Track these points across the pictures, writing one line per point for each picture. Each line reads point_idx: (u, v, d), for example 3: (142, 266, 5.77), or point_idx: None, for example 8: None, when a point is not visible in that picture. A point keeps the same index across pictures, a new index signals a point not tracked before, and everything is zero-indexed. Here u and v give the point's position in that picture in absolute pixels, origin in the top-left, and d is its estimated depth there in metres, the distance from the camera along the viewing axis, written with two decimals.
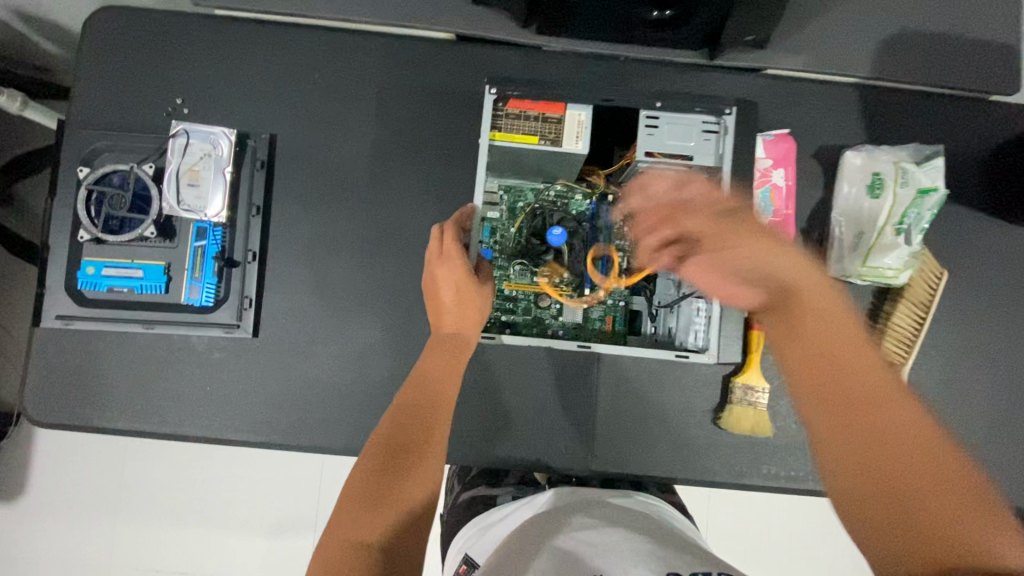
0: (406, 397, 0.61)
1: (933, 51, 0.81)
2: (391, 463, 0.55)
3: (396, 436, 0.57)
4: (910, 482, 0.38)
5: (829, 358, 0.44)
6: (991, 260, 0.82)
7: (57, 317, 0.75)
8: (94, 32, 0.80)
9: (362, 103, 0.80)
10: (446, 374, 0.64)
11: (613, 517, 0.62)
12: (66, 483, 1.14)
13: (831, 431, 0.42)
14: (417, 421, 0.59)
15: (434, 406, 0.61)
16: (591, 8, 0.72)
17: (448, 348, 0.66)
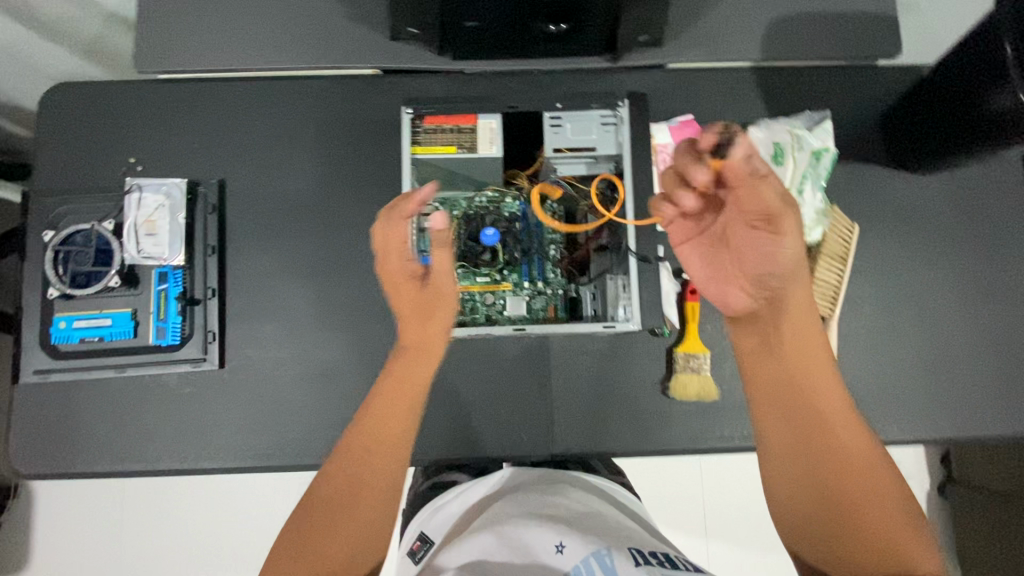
0: (358, 433, 0.59)
1: (814, 28, 0.89)
2: (335, 513, 0.54)
3: (346, 481, 0.56)
4: (829, 475, 0.50)
5: (787, 406, 0.54)
6: (898, 209, 0.89)
7: (34, 371, 0.80)
8: (50, 107, 0.87)
9: (298, 139, 0.87)
10: (400, 397, 0.62)
11: (565, 499, 0.65)
12: (64, 545, 1.16)
13: (777, 434, 0.54)
14: (370, 459, 0.57)
15: (388, 439, 0.59)
16: (494, 29, 0.79)
17: (410, 363, 0.65)
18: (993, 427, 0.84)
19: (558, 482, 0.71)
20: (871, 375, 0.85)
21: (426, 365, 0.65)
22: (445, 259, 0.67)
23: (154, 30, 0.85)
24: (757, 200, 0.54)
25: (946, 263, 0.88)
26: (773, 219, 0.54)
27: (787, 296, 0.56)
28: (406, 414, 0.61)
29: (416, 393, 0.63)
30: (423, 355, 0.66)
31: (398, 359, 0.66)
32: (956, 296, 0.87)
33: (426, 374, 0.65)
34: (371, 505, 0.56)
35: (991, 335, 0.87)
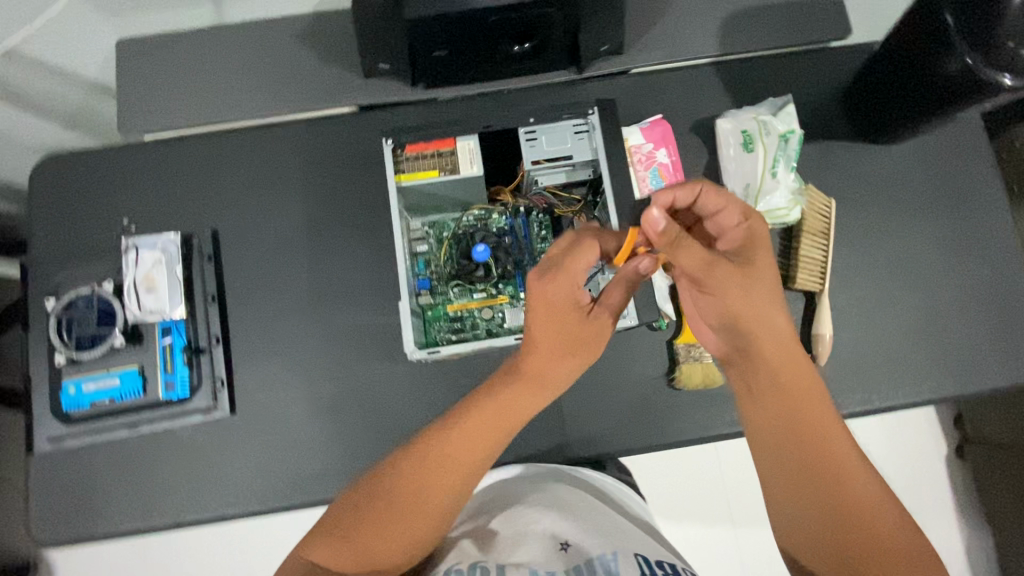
0: (443, 444, 0.57)
1: (766, 20, 0.93)
2: (400, 518, 0.54)
3: (415, 482, 0.56)
4: (835, 519, 0.51)
5: (782, 452, 0.54)
6: (871, 181, 0.92)
7: (48, 440, 0.80)
8: (41, 180, 0.89)
9: (285, 182, 0.89)
10: (492, 431, 0.59)
11: (570, 502, 0.66)
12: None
13: (775, 482, 0.55)
14: (442, 475, 0.57)
15: (465, 466, 0.57)
16: (461, 56, 0.83)
17: (512, 396, 0.60)
18: (993, 380, 0.86)
19: (558, 484, 0.72)
20: (867, 343, 0.87)
21: (530, 403, 0.61)
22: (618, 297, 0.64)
23: (136, 95, 0.88)
24: (697, 253, 0.56)
25: (924, 226, 0.91)
26: (717, 270, 0.57)
27: (760, 351, 0.56)
28: (489, 451, 0.59)
29: (506, 433, 0.60)
30: (528, 393, 0.60)
31: (505, 383, 0.61)
32: (938, 258, 0.90)
33: (522, 416, 0.61)
34: (424, 520, 0.55)
35: (978, 291, 0.89)
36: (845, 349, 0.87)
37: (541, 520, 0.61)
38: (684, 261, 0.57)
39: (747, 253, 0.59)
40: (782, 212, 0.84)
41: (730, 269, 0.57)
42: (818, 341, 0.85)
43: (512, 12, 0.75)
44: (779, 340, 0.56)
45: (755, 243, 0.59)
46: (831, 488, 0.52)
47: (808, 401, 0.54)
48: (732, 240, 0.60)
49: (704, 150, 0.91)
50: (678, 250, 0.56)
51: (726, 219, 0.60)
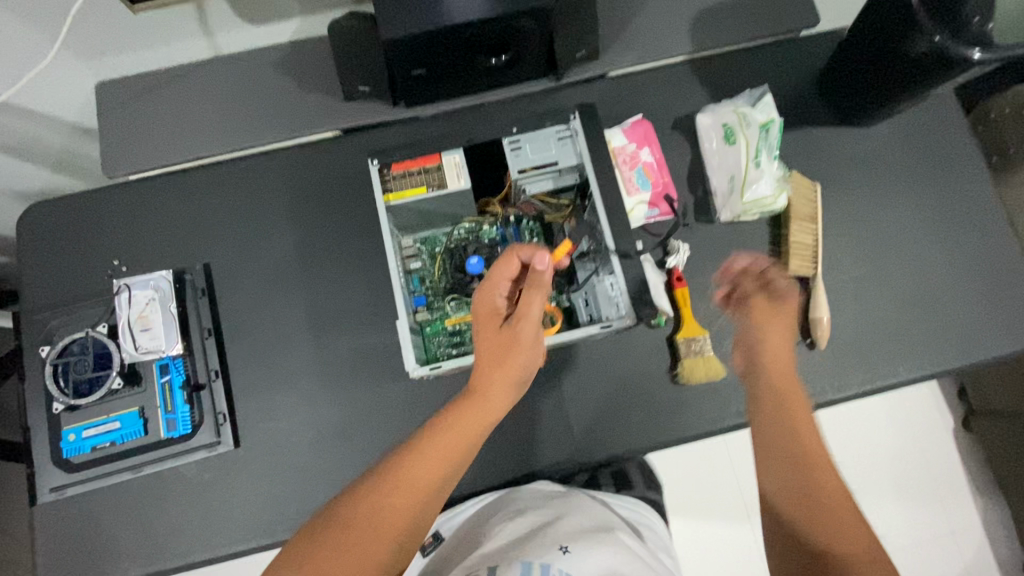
0: (412, 462, 0.56)
1: (736, 14, 0.94)
2: (359, 539, 0.51)
3: (376, 505, 0.53)
4: (821, 505, 0.51)
5: (777, 455, 0.56)
6: (854, 163, 0.93)
7: (51, 490, 0.79)
8: (29, 228, 0.89)
9: (275, 210, 0.89)
10: (446, 454, 0.58)
11: (582, 518, 0.75)
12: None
13: (768, 481, 0.55)
14: (400, 497, 0.54)
15: (426, 485, 0.55)
16: (439, 72, 0.83)
17: (463, 414, 0.61)
18: (994, 349, 0.86)
19: (570, 502, 0.79)
20: (866, 323, 0.87)
21: (483, 418, 0.62)
22: (536, 304, 0.64)
23: (120, 137, 0.88)
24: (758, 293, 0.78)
25: (910, 203, 0.92)
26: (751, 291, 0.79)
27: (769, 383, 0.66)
28: (449, 473, 0.57)
29: (463, 454, 0.59)
30: (477, 410, 0.62)
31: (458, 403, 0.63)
32: (927, 233, 0.91)
33: (479, 431, 0.61)
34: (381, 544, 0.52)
35: (969, 263, 0.89)
36: (844, 331, 0.87)
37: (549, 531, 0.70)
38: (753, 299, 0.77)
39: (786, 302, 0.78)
40: (769, 201, 0.85)
41: (766, 308, 0.77)
42: (817, 325, 0.85)
43: (487, 25, 0.76)
44: (783, 370, 0.68)
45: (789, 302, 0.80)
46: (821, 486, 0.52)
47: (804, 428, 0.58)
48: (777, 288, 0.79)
49: (686, 146, 0.92)
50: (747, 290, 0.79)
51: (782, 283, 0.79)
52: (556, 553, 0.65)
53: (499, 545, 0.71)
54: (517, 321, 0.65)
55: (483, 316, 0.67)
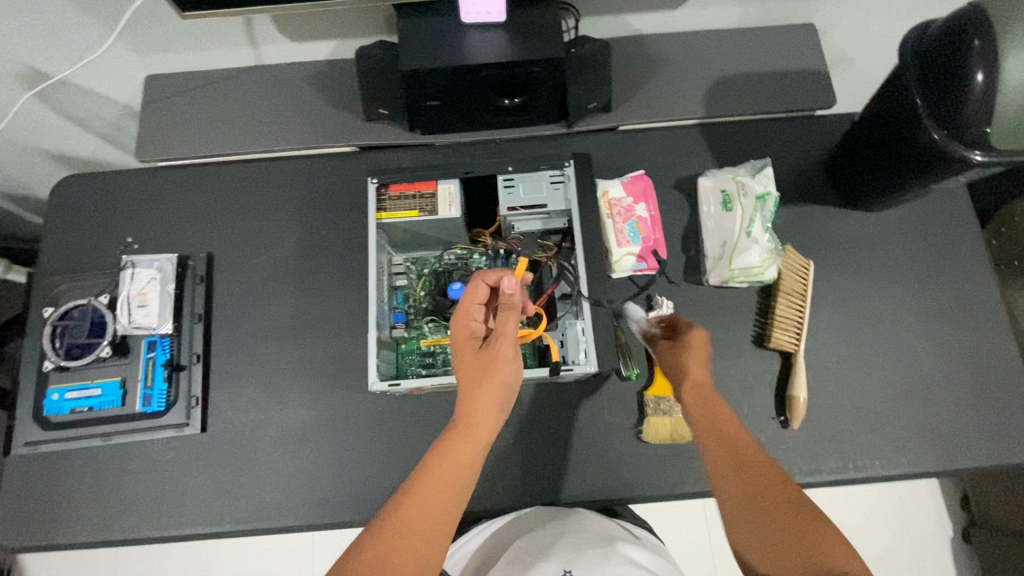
0: (409, 510, 0.52)
1: (753, 85, 0.96)
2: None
3: (377, 558, 0.49)
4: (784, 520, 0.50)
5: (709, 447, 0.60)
6: (853, 246, 0.92)
7: (25, 443, 0.83)
8: (60, 197, 0.96)
9: (283, 212, 0.94)
10: (446, 492, 0.54)
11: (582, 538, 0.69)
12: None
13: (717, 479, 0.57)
14: (404, 547, 0.50)
15: (430, 530, 0.52)
16: (452, 106, 0.87)
17: (458, 444, 0.58)
18: (980, 457, 0.82)
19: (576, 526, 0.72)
20: (845, 410, 0.85)
21: (476, 442, 0.59)
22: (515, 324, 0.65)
23: (157, 126, 0.95)
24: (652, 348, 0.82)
25: (909, 295, 0.90)
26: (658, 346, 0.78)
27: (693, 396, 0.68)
28: (450, 507, 0.54)
29: (462, 486, 0.56)
30: (468, 441, 0.58)
31: (447, 436, 0.59)
32: (922, 327, 0.88)
33: (474, 459, 0.58)
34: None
35: (963, 364, 0.87)
36: (821, 414, 0.85)
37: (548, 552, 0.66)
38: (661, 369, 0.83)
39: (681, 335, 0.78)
40: (757, 271, 0.85)
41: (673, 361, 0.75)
42: (792, 404, 0.83)
43: (500, 68, 0.80)
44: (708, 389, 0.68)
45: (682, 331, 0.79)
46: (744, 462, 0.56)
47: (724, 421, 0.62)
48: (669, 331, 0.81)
49: (685, 207, 0.93)
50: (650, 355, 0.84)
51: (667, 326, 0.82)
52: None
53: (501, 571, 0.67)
54: (496, 340, 0.64)
55: (460, 345, 0.65)
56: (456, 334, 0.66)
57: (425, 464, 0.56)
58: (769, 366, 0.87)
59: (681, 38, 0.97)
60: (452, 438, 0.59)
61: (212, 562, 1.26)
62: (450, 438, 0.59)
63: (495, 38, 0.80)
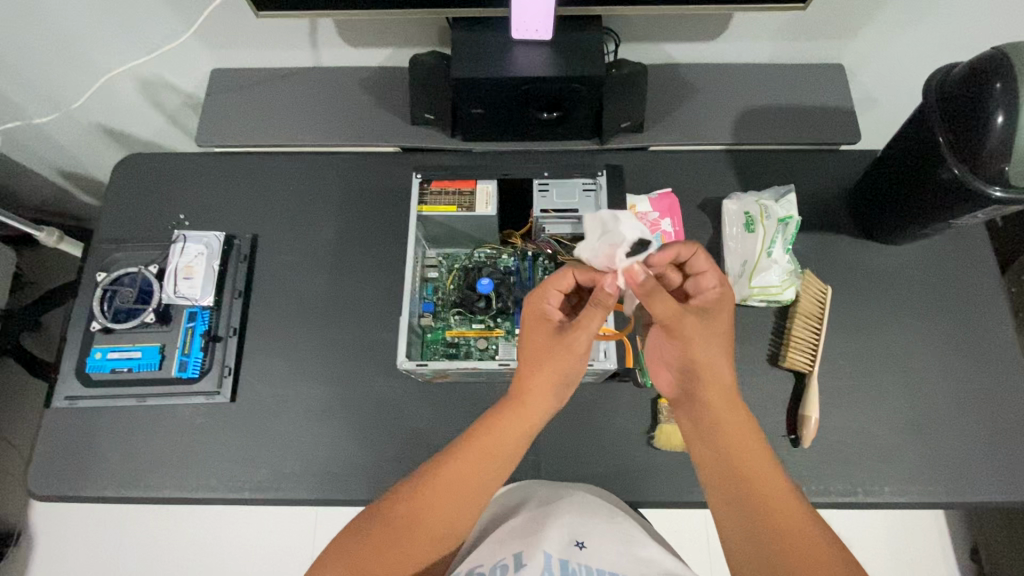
0: (445, 477, 0.61)
1: (782, 116, 1.00)
2: (401, 541, 0.58)
3: (415, 510, 0.59)
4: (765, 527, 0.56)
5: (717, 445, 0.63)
6: (870, 276, 0.95)
7: (65, 397, 0.88)
8: (121, 173, 1.03)
9: (327, 203, 1.00)
10: (484, 467, 0.62)
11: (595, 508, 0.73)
12: (67, 568, 1.29)
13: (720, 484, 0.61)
14: (440, 506, 0.60)
15: (463, 496, 0.61)
16: (493, 115, 0.93)
17: (505, 423, 0.64)
18: (990, 493, 0.83)
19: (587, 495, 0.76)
20: (855, 434, 0.86)
21: (523, 425, 0.65)
22: (595, 320, 0.64)
23: (216, 114, 1.01)
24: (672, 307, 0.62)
25: (924, 327, 0.92)
26: (686, 320, 0.63)
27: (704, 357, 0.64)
28: (485, 480, 0.62)
29: (499, 462, 0.63)
30: (520, 419, 0.65)
31: (498, 409, 0.66)
32: (937, 359, 0.90)
33: (519, 439, 0.65)
34: (425, 543, 0.59)
35: (976, 400, 0.88)
36: (831, 436, 0.87)
37: (560, 518, 0.69)
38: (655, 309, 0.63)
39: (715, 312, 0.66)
40: (775, 290, 0.88)
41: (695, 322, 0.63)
42: (804, 423, 0.85)
43: (543, 82, 0.86)
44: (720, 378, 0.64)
45: (723, 304, 0.67)
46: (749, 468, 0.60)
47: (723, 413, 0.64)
48: (708, 299, 0.67)
49: (708, 226, 0.97)
50: (658, 298, 0.61)
51: (708, 281, 0.68)
52: (572, 547, 0.65)
53: (509, 531, 0.69)
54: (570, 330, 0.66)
55: (534, 321, 0.68)
56: (529, 308, 0.69)
57: (471, 434, 0.64)
58: (783, 385, 0.89)
59: (715, 68, 1.02)
60: (500, 418, 0.65)
61: (218, 541, 1.29)
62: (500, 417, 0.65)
63: (541, 54, 0.86)
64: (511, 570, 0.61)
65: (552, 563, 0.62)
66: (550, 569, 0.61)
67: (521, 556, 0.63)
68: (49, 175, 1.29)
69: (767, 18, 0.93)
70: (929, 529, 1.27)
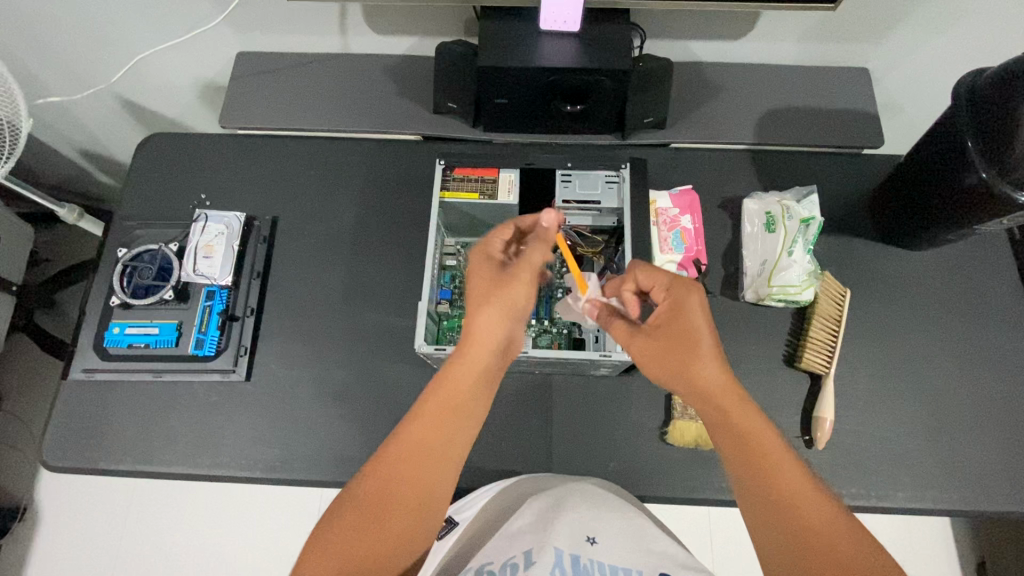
0: (407, 444, 0.57)
1: (806, 118, 1.00)
2: (374, 527, 0.53)
3: (382, 497, 0.55)
4: (783, 520, 0.54)
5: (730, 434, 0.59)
6: (890, 280, 0.94)
7: (83, 369, 0.89)
8: (145, 152, 1.04)
9: (347, 189, 1.00)
10: (446, 424, 0.59)
11: (600, 499, 0.71)
12: (71, 544, 1.29)
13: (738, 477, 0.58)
14: (405, 475, 0.56)
15: (426, 458, 0.57)
16: (516, 106, 0.92)
17: (456, 377, 0.61)
18: (1006, 502, 0.82)
19: (589, 486, 0.74)
20: (869, 437, 0.86)
21: (472, 372, 0.62)
22: (539, 254, 0.67)
23: (240, 97, 1.01)
24: (625, 333, 0.68)
25: (943, 334, 0.91)
26: (637, 341, 0.66)
27: (679, 363, 0.62)
28: (448, 437, 0.59)
29: (459, 418, 0.60)
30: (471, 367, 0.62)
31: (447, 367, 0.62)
32: (955, 367, 0.89)
33: (474, 388, 0.61)
34: (397, 526, 0.54)
35: (995, 409, 0.87)
36: (845, 439, 0.86)
37: (567, 513, 0.67)
38: (615, 336, 0.69)
39: (668, 324, 0.65)
40: (794, 290, 0.88)
41: (646, 342, 0.65)
42: (818, 425, 0.84)
43: (569, 75, 0.85)
44: (713, 376, 0.61)
45: (676, 311, 0.65)
46: (767, 454, 0.57)
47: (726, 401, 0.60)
48: (661, 314, 0.66)
49: (727, 225, 0.97)
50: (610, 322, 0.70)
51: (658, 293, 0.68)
52: (584, 543, 0.62)
53: (517, 525, 0.67)
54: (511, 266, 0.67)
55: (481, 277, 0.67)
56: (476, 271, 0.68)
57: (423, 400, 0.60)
58: (798, 386, 0.88)
59: (742, 68, 1.01)
60: (447, 373, 0.61)
61: (221, 524, 1.29)
62: (447, 378, 0.61)
63: (568, 46, 0.84)
64: (520, 569, 0.58)
65: (563, 559, 0.59)
66: (561, 567, 0.58)
67: (531, 553, 0.60)
68: (70, 153, 1.30)
69: (797, 20, 0.92)
70: (936, 541, 1.26)
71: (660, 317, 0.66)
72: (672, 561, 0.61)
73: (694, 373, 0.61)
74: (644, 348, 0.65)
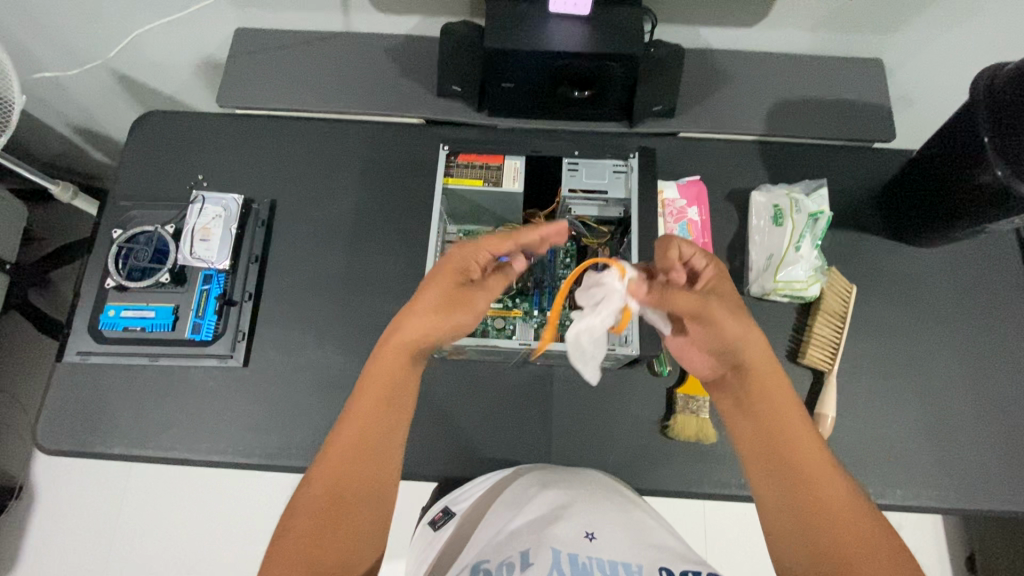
0: (343, 442, 0.59)
1: (819, 110, 0.98)
2: (329, 531, 0.55)
3: (337, 483, 0.57)
4: (806, 505, 0.54)
5: (760, 416, 0.60)
6: (896, 277, 0.93)
7: (77, 352, 0.87)
8: (140, 130, 1.01)
9: (349, 173, 0.98)
10: (383, 415, 0.61)
11: (596, 493, 0.70)
12: (68, 524, 1.29)
13: (761, 462, 0.58)
14: (353, 471, 0.58)
15: (368, 450, 0.59)
16: (521, 92, 0.90)
17: (388, 372, 0.63)
18: (1002, 501, 0.82)
19: (582, 482, 0.73)
20: (869, 434, 0.86)
21: (402, 371, 0.63)
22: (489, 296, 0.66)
23: (239, 76, 0.98)
24: (691, 297, 0.62)
25: (947, 332, 0.90)
26: (711, 307, 0.62)
27: (741, 330, 0.62)
28: (385, 429, 0.61)
29: (396, 408, 0.62)
30: (404, 361, 0.63)
31: (377, 368, 0.63)
32: (959, 366, 0.89)
33: (406, 379, 0.63)
34: (358, 521, 0.56)
35: (996, 409, 0.87)
36: (846, 436, 0.86)
37: (567, 510, 0.66)
38: (674, 305, 0.63)
39: (722, 293, 0.66)
40: (800, 285, 0.87)
41: (720, 304, 0.62)
42: (820, 421, 0.84)
43: (579, 61, 0.82)
44: (758, 358, 0.63)
45: (726, 281, 0.67)
46: (796, 435, 0.58)
47: (761, 380, 0.62)
48: (710, 284, 0.67)
49: (734, 218, 0.96)
50: (671, 295, 0.62)
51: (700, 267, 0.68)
52: (582, 540, 0.60)
53: (514, 522, 0.66)
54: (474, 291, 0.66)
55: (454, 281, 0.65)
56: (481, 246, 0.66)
57: (358, 395, 0.62)
58: (801, 382, 0.88)
59: (755, 57, 0.99)
60: (379, 372, 0.63)
61: (219, 506, 1.29)
62: (382, 367, 0.63)
63: (578, 29, 0.81)
64: (517, 570, 0.57)
65: (560, 559, 0.57)
66: (559, 565, 0.57)
67: (528, 553, 0.58)
68: (63, 131, 1.27)
69: (815, 9, 0.89)
70: (929, 536, 1.27)
71: (710, 285, 0.66)
72: (673, 555, 0.60)
73: (745, 348, 0.62)
74: (720, 308, 0.62)
